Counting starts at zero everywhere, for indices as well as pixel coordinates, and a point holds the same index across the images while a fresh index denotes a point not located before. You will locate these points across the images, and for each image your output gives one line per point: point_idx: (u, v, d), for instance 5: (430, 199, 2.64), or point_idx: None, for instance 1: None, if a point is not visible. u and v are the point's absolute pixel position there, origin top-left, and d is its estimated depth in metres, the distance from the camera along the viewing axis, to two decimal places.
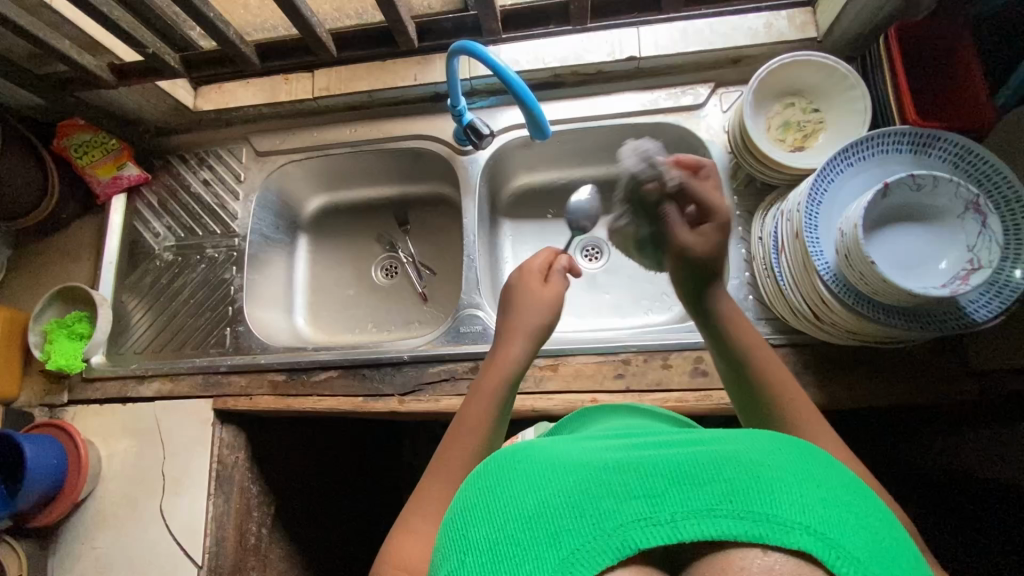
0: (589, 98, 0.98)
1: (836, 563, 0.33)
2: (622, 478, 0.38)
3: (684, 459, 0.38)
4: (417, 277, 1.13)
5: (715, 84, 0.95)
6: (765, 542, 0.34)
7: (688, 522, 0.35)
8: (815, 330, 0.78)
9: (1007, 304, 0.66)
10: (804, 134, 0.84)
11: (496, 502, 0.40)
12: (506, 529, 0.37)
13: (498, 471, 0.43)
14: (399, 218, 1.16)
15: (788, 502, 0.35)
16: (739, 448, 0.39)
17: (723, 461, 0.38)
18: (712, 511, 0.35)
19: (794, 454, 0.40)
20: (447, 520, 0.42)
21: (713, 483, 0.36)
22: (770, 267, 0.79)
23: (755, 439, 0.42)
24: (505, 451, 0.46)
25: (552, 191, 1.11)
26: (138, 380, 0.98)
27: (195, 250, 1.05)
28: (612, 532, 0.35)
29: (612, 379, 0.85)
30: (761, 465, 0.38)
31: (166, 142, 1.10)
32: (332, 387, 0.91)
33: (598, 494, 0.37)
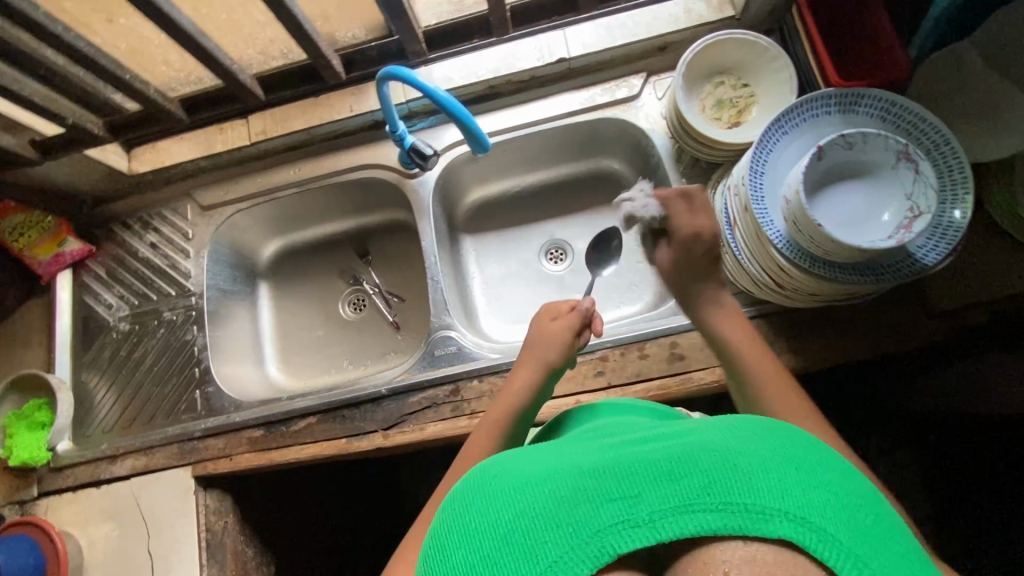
0: (527, 105, 0.99)
1: (816, 547, 0.34)
2: (599, 481, 0.38)
3: (659, 455, 0.39)
4: (386, 306, 1.12)
5: (648, 72, 0.97)
6: (745, 533, 0.35)
7: (666, 522, 0.36)
8: (779, 298, 0.79)
9: (952, 243, 0.68)
10: (738, 110, 0.85)
11: (475, 514, 0.40)
12: (483, 548, 0.38)
13: (477, 483, 0.43)
14: (359, 251, 1.15)
15: (764, 489, 0.36)
16: (714, 437, 0.40)
17: (699, 453, 0.38)
18: (688, 506, 0.36)
19: (769, 434, 0.40)
20: (427, 543, 0.43)
21: (690, 477, 0.37)
22: (727, 243, 0.81)
23: (726, 424, 0.43)
24: (483, 463, 0.47)
25: (505, 200, 1.14)
26: (109, 461, 0.94)
27: (152, 315, 1.02)
28: (590, 540, 0.36)
29: (593, 378, 0.85)
30: (735, 452, 0.38)
31: (107, 210, 1.07)
32: (313, 433, 0.89)
33: (575, 501, 0.37)
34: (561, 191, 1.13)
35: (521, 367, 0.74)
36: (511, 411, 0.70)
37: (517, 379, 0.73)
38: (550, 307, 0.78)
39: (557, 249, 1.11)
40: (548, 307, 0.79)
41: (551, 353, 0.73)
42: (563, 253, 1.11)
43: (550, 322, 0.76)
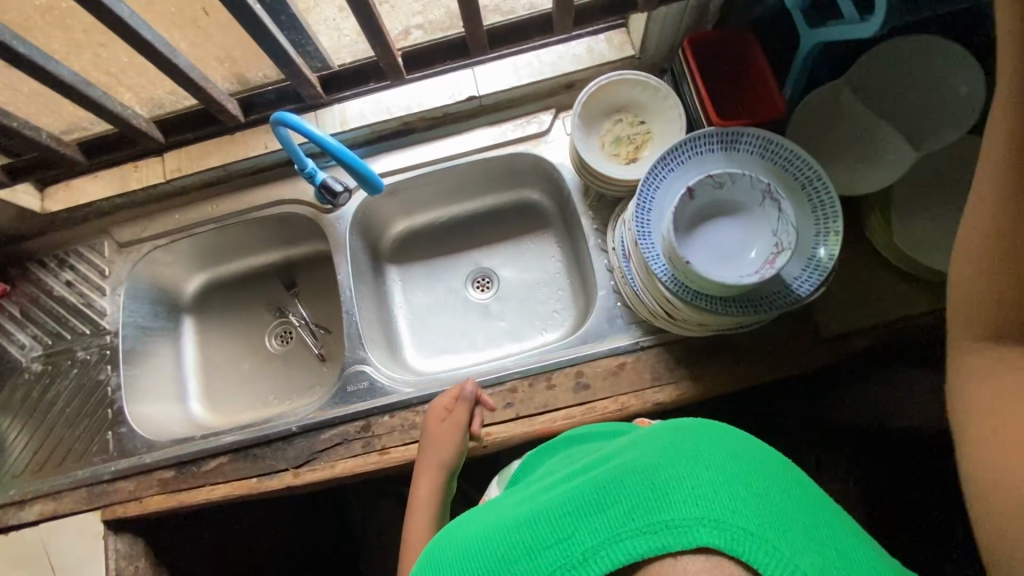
0: (442, 141, 1.01)
1: (732, 545, 0.39)
2: (541, 532, 0.45)
3: (589, 491, 0.45)
4: (312, 339, 1.12)
5: (557, 109, 1.00)
6: (671, 548, 0.40)
7: (598, 555, 0.41)
8: (673, 327, 0.82)
9: (818, 281, 0.72)
10: (635, 146, 0.89)
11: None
12: None
13: (455, 549, 0.52)
14: (286, 282, 1.16)
15: (680, 500, 0.41)
16: (637, 457, 0.46)
17: (624, 479, 0.44)
18: (617, 538, 0.41)
19: (688, 445, 0.46)
20: None
21: (613, 507, 0.43)
22: (624, 275, 0.83)
23: (649, 441, 0.48)
24: (463, 528, 0.55)
25: (431, 230, 1.16)
26: (18, 506, 0.93)
27: (65, 355, 1.00)
28: None
29: (502, 410, 0.86)
30: (655, 468, 0.44)
31: (21, 248, 1.06)
32: (224, 473, 0.88)
33: (522, 556, 0.45)
34: (485, 221, 1.15)
35: (421, 477, 0.78)
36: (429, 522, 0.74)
37: (419, 489, 0.77)
38: (433, 410, 0.82)
39: (483, 278, 1.13)
40: (433, 405, 0.84)
41: (445, 454, 0.78)
42: (489, 282, 1.13)
43: (436, 424, 0.81)
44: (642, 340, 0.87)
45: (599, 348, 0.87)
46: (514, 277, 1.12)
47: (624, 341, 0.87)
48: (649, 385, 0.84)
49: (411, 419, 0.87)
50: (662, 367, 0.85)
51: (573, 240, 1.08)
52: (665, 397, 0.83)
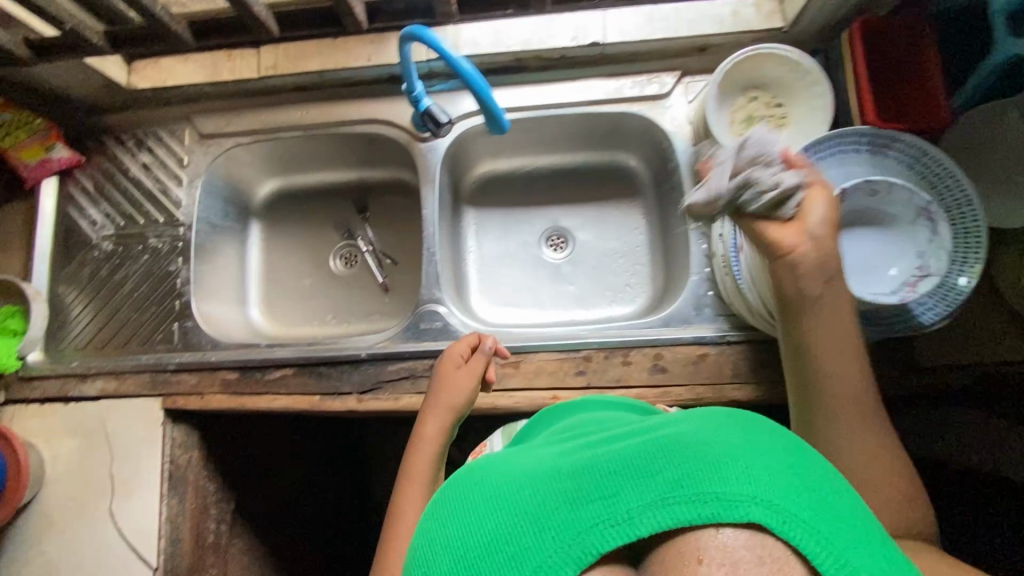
0: (553, 85, 0.94)
1: (790, 530, 0.32)
2: (571, 482, 0.36)
3: (636, 450, 0.37)
4: (377, 266, 1.11)
5: (682, 72, 0.92)
6: (721, 521, 0.33)
7: (645, 517, 0.33)
8: (770, 329, 0.79)
9: (945, 312, 0.66)
10: (767, 130, 0.82)
11: (448, 530, 0.38)
12: (456, 559, 0.36)
13: (451, 500, 0.42)
14: (358, 205, 1.13)
15: (736, 474, 0.34)
16: (682, 429, 0.39)
17: (672, 444, 0.36)
18: (665, 501, 0.34)
19: (735, 426, 0.39)
20: (404, 548, 0.42)
21: (666, 470, 0.35)
22: (729, 266, 0.80)
23: (691, 416, 0.41)
24: (456, 473, 0.46)
25: (515, 178, 1.11)
26: (79, 379, 0.94)
27: (137, 240, 0.98)
28: (567, 545, 0.33)
29: (573, 376, 0.84)
30: (706, 441, 0.37)
31: (100, 121, 1.02)
32: (287, 385, 0.89)
33: (549, 506, 0.35)
34: (572, 177, 1.10)
35: (430, 414, 0.75)
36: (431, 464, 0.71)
37: (425, 428, 0.74)
38: (448, 355, 0.78)
39: (559, 236, 1.09)
40: (447, 352, 0.80)
41: (459, 399, 0.75)
42: (564, 242, 1.09)
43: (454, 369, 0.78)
44: (728, 334, 0.84)
45: (683, 333, 0.85)
46: (592, 241, 1.08)
47: (709, 331, 0.85)
48: (727, 381, 0.82)
49: None
50: (744, 365, 0.83)
51: (662, 215, 1.03)
52: (742, 396, 0.81)
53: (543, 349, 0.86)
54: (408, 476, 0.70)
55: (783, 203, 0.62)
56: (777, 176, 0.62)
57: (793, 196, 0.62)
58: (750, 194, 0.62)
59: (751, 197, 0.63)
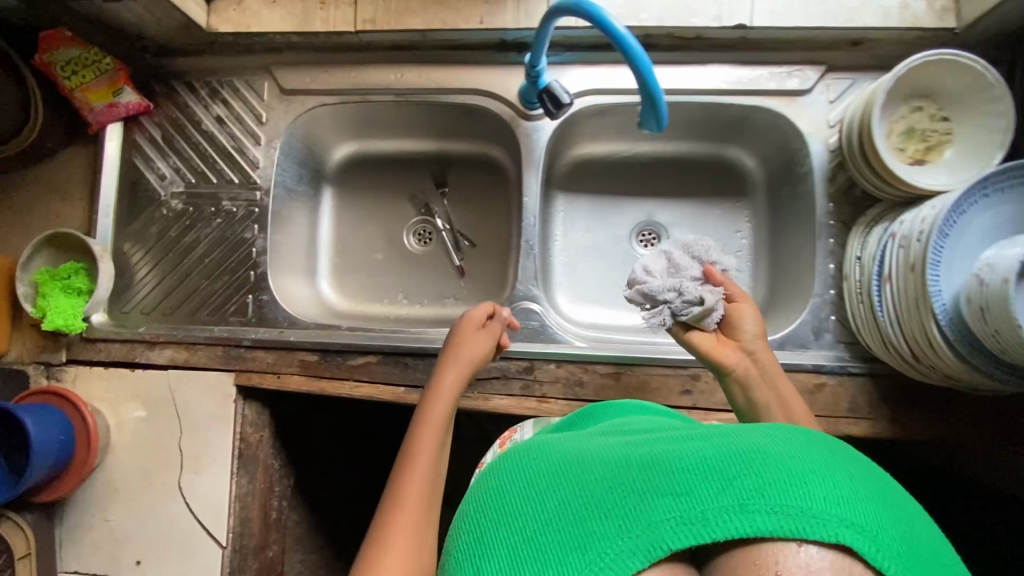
0: (680, 68, 0.85)
1: (876, 556, 0.33)
2: (645, 476, 0.37)
3: (711, 451, 0.37)
4: (455, 247, 1.04)
5: (827, 67, 0.83)
6: (803, 536, 0.33)
7: (720, 521, 0.34)
8: (904, 368, 0.73)
9: None
10: (926, 145, 0.74)
11: (515, 503, 0.41)
12: (524, 534, 0.38)
13: (516, 473, 0.43)
14: (437, 178, 1.04)
15: (824, 494, 0.34)
16: (763, 439, 0.38)
17: (753, 454, 0.36)
18: (744, 507, 0.34)
19: (822, 444, 0.38)
20: (465, 512, 0.45)
21: (742, 478, 0.35)
22: (869, 295, 0.74)
23: (771, 428, 0.40)
24: (517, 447, 0.48)
25: (611, 164, 1.02)
26: (146, 346, 0.89)
27: (209, 201, 0.91)
28: (638, 535, 0.34)
29: (678, 395, 0.79)
30: (791, 455, 0.36)
31: (171, 63, 0.93)
32: (371, 373, 0.84)
33: (620, 495, 0.36)
34: (672, 169, 1.01)
35: (445, 368, 0.69)
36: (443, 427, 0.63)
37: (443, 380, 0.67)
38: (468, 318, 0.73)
39: (651, 233, 1.02)
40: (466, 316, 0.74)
41: (479, 354, 0.71)
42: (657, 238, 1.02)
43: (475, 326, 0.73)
44: (849, 365, 0.79)
45: (800, 359, 0.79)
46: None
47: (828, 359, 0.79)
48: (844, 414, 0.77)
49: (578, 376, 0.81)
50: (863, 399, 0.78)
51: (772, 221, 0.95)
52: (857, 431, 0.77)
53: (647, 362, 0.80)
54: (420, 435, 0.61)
55: (705, 319, 0.72)
56: (703, 292, 0.71)
57: (712, 312, 0.72)
58: (677, 301, 0.71)
59: (683, 306, 0.72)
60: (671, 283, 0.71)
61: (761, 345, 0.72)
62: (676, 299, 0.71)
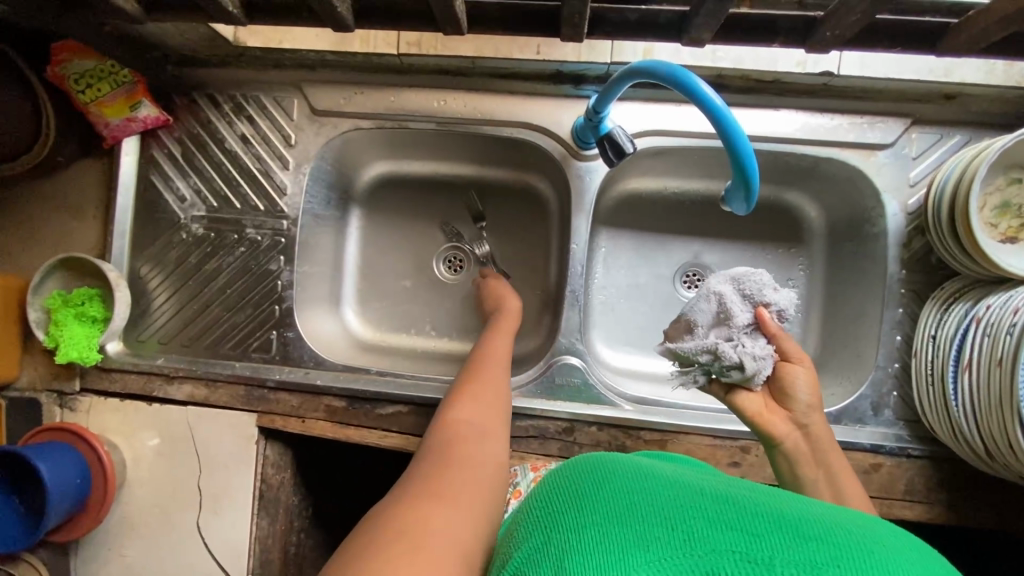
0: (752, 111, 0.77)
1: None
2: (723, 509, 0.37)
3: (791, 511, 0.37)
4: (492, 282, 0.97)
5: (913, 120, 0.76)
6: None
7: (787, 572, 0.33)
8: (972, 459, 0.69)
9: None
10: (1021, 222, 0.68)
11: (583, 485, 0.41)
12: (588, 512, 0.38)
13: (590, 462, 0.44)
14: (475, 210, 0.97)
15: None
16: (848, 520, 0.38)
17: (835, 528, 0.36)
18: (820, 571, 0.33)
19: (916, 545, 0.37)
20: (528, 492, 0.45)
21: (822, 544, 0.34)
22: (943, 379, 0.69)
23: (859, 515, 0.40)
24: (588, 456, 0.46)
25: (659, 201, 0.96)
26: (164, 379, 0.84)
27: (231, 227, 0.85)
28: (700, 556, 0.34)
29: (725, 467, 0.75)
30: (878, 543, 0.35)
31: (193, 74, 0.85)
32: (401, 423, 0.80)
33: (696, 515, 0.36)
34: (724, 209, 0.95)
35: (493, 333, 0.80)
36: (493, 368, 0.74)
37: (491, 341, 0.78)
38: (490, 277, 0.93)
39: (696, 274, 0.97)
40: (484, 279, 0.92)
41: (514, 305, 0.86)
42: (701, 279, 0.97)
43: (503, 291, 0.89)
44: (909, 447, 0.74)
45: (858, 436, 0.75)
46: None
47: (887, 438, 0.75)
48: (898, 497, 0.73)
49: (620, 441, 0.76)
50: (921, 483, 0.74)
51: (829, 274, 0.89)
52: (912, 516, 0.73)
53: (694, 431, 0.76)
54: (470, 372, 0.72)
55: (752, 381, 0.63)
56: (745, 356, 0.61)
57: (760, 373, 0.62)
58: (715, 363, 0.63)
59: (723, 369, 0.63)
60: (711, 341, 0.63)
61: (817, 418, 0.63)
62: (715, 361, 0.63)
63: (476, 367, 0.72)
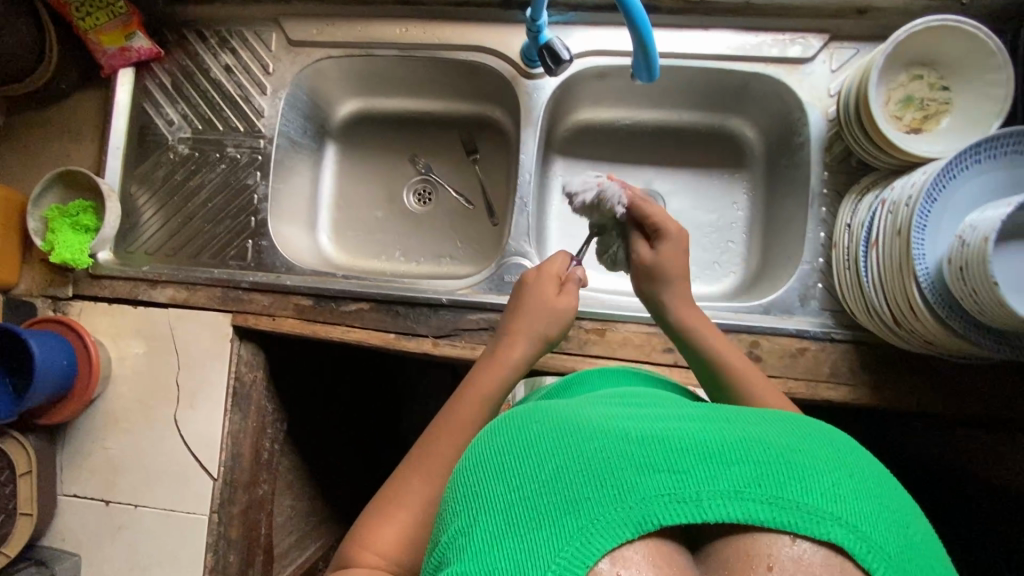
0: (682, 31, 0.85)
1: (869, 560, 0.31)
2: (640, 449, 0.35)
3: (709, 435, 0.35)
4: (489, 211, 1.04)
5: (831, 36, 0.82)
6: (796, 530, 0.32)
7: (713, 503, 0.33)
8: (887, 334, 0.73)
9: None
10: (925, 114, 0.74)
11: (500, 461, 0.38)
12: (512, 496, 0.35)
13: (507, 430, 0.41)
14: (467, 146, 1.04)
15: (821, 490, 0.33)
16: (764, 430, 0.37)
17: (751, 444, 0.35)
18: (738, 493, 0.33)
19: (820, 436, 0.37)
20: (457, 477, 0.41)
21: (741, 465, 0.33)
22: (856, 260, 0.74)
23: (766, 419, 0.39)
24: (509, 416, 0.43)
25: (613, 132, 1.02)
26: (149, 285, 0.92)
27: (214, 147, 0.94)
28: (630, 507, 0.32)
29: (660, 353, 0.80)
30: (790, 449, 0.35)
31: (183, 11, 0.95)
32: (363, 319, 0.86)
33: (615, 464, 0.34)
34: (673, 138, 1.00)
35: (516, 334, 0.70)
36: (505, 374, 0.67)
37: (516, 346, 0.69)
38: (546, 270, 0.74)
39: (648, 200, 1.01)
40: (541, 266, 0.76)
41: (555, 327, 0.71)
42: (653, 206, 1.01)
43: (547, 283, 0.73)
44: (833, 331, 0.79)
45: (784, 323, 0.80)
46: (683, 210, 0.99)
47: (812, 325, 0.80)
48: (823, 379, 0.78)
49: None
50: (844, 366, 0.78)
51: (769, 193, 0.95)
52: (836, 396, 0.77)
53: (631, 320, 0.81)
54: (486, 369, 0.67)
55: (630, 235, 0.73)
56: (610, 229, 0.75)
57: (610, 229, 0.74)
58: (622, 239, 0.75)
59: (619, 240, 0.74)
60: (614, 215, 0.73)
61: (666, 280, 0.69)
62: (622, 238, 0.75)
63: (491, 366, 0.67)
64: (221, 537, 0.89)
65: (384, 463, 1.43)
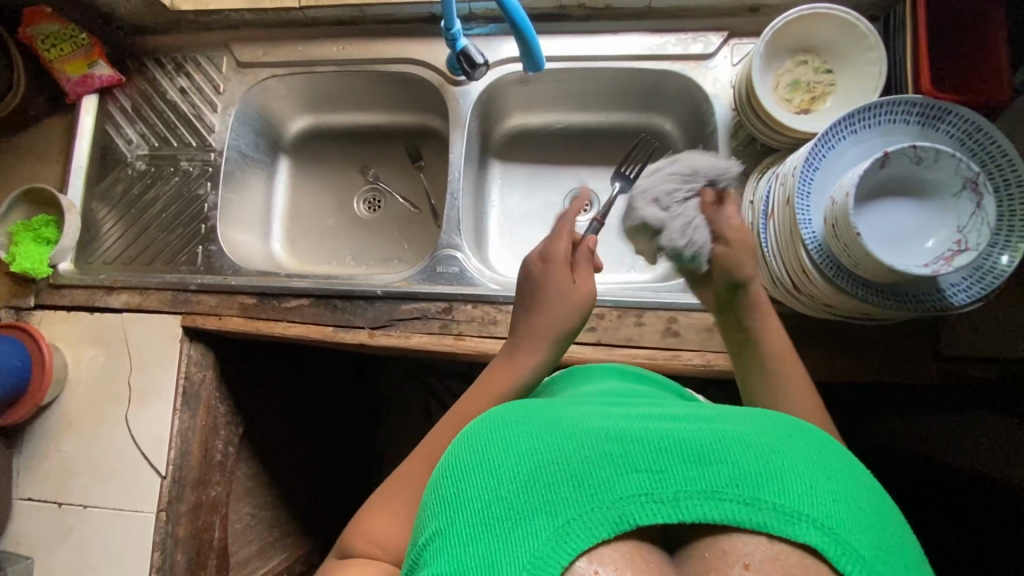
0: (592, 35, 0.92)
1: (840, 559, 0.33)
2: (624, 449, 0.36)
3: (689, 435, 0.37)
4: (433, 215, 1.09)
5: (730, 33, 0.89)
6: (771, 531, 0.34)
7: (690, 502, 0.35)
8: (791, 300, 0.76)
9: (959, 300, 0.66)
10: (812, 96, 0.79)
11: (487, 454, 0.38)
12: (499, 490, 0.36)
13: (494, 421, 0.41)
14: (411, 153, 1.11)
15: (798, 492, 0.35)
16: (744, 428, 0.39)
17: (732, 444, 0.37)
18: (716, 493, 0.35)
19: (802, 437, 0.39)
20: (436, 475, 0.40)
21: (720, 466, 0.35)
22: (757, 232, 0.77)
23: (747, 417, 0.41)
24: (497, 408, 0.43)
25: (547, 135, 1.08)
26: (105, 291, 0.96)
27: (169, 162, 1.01)
28: (608, 506, 0.34)
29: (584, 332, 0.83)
30: (769, 449, 0.37)
31: (144, 41, 1.04)
32: (303, 314, 0.91)
33: (599, 465, 0.36)
34: (603, 139, 1.06)
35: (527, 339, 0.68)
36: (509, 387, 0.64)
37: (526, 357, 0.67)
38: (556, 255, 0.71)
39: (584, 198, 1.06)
40: (547, 248, 0.72)
41: (569, 324, 0.69)
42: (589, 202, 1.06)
43: (560, 277, 0.70)
44: None
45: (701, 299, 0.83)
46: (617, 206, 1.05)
47: None
48: None
49: (492, 315, 0.86)
50: None
51: None
52: None
53: None
54: (492, 378, 0.65)
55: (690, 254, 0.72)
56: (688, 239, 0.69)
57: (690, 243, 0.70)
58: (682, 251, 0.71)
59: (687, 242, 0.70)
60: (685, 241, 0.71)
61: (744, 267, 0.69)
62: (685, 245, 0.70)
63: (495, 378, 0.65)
64: (168, 536, 0.90)
65: (354, 475, 1.43)
